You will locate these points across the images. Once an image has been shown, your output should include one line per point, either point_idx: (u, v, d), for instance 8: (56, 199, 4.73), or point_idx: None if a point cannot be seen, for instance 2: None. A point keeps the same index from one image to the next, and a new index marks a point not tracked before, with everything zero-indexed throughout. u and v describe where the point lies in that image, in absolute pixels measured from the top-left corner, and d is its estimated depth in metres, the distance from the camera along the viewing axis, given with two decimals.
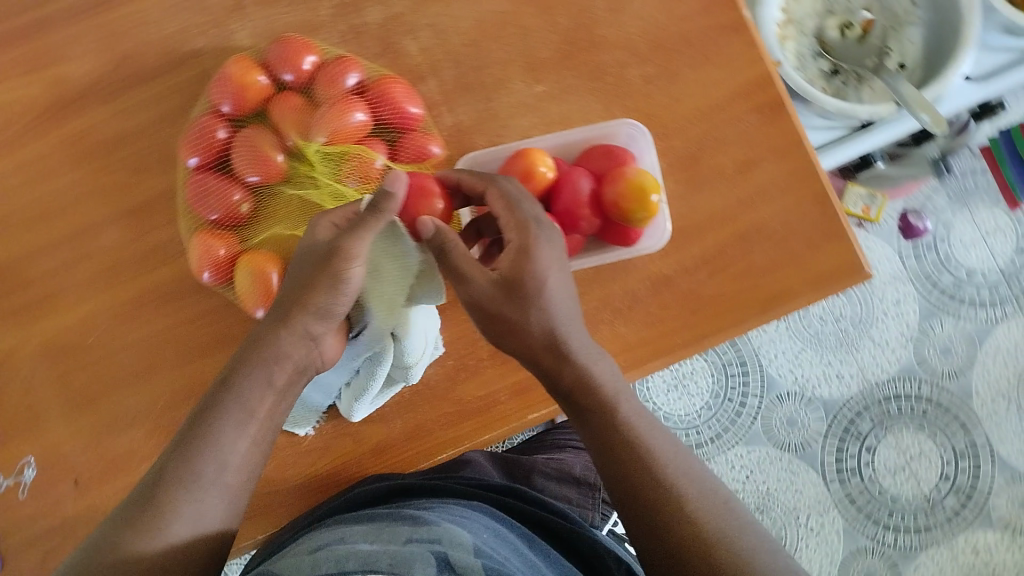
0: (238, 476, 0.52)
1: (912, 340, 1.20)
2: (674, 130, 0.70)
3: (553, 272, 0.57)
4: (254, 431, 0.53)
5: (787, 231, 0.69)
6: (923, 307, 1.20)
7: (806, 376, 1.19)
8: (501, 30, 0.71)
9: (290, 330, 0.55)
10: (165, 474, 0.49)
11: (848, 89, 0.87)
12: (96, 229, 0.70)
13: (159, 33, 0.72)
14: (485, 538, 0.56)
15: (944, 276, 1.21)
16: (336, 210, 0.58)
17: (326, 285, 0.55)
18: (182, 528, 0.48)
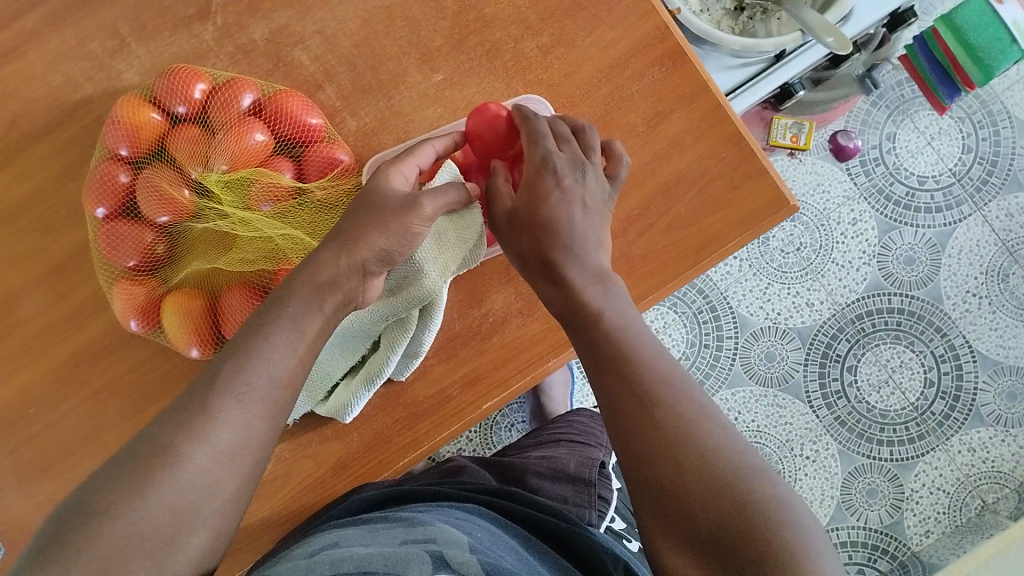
0: (241, 461, 0.47)
1: (875, 256, 1.20)
2: (580, 96, 0.69)
3: (574, 209, 0.56)
4: (260, 413, 0.49)
5: (709, 176, 0.68)
6: (880, 222, 1.20)
7: (776, 310, 1.19)
8: (390, 25, 0.70)
9: (347, 263, 0.54)
10: (172, 428, 0.47)
11: (755, 23, 0.86)
12: (18, 297, 0.69)
13: (45, 87, 0.70)
14: (482, 538, 0.57)
15: (896, 187, 1.21)
16: (410, 159, 0.59)
17: (399, 231, 0.55)
18: (176, 490, 0.45)
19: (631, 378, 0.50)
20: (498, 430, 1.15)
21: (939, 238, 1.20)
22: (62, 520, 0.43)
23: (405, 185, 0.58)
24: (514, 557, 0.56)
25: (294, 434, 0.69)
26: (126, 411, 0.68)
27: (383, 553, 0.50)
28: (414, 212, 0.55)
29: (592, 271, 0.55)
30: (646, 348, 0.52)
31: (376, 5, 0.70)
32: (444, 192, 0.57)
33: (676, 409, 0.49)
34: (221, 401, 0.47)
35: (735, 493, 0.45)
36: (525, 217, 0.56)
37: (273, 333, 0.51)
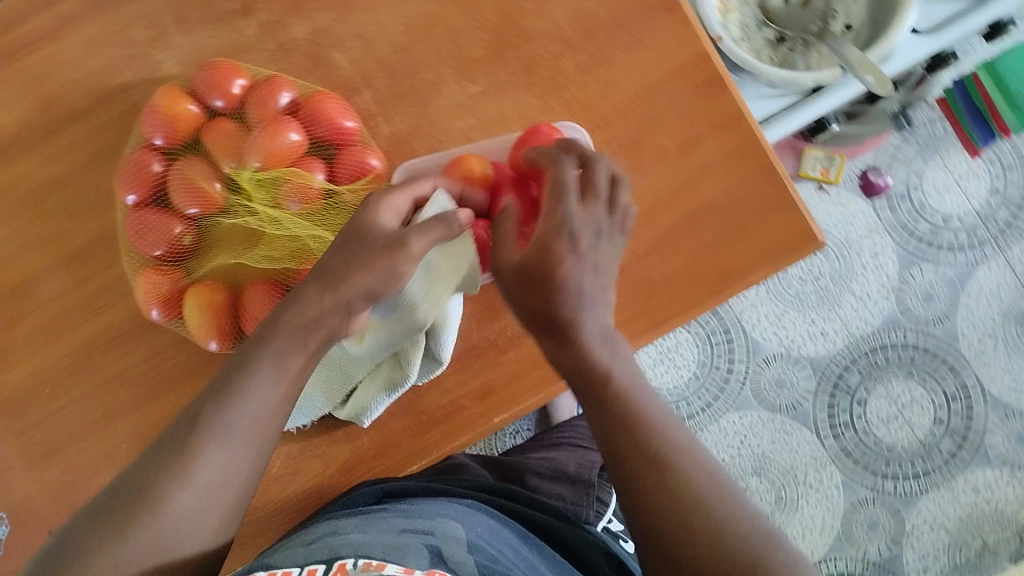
0: (233, 476, 0.49)
1: (894, 290, 1.19)
2: (615, 117, 0.69)
3: (586, 275, 0.51)
4: (259, 431, 0.50)
5: (737, 207, 0.68)
6: (901, 256, 1.20)
7: (791, 337, 1.19)
8: (430, 32, 0.70)
9: (334, 295, 0.53)
10: (157, 466, 0.48)
11: (795, 55, 0.85)
12: (36, 280, 0.69)
13: (83, 70, 0.70)
14: (479, 530, 0.57)
15: (921, 224, 1.20)
16: (398, 193, 0.57)
17: (383, 271, 0.54)
18: (160, 531, 0.46)
19: (640, 437, 0.49)
20: (504, 437, 1.16)
21: (960, 277, 1.19)
22: (76, 531, 0.46)
23: (393, 223, 0.56)
24: (508, 547, 0.57)
25: (305, 434, 0.69)
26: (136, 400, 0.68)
27: (383, 539, 0.49)
28: (400, 253, 0.54)
29: (597, 308, 0.52)
30: (653, 401, 0.51)
31: (418, 12, 0.70)
32: (432, 225, 0.55)
33: (686, 467, 0.48)
34: (222, 417, 0.49)
35: (743, 557, 0.45)
36: (536, 276, 0.50)
37: (274, 350, 0.52)
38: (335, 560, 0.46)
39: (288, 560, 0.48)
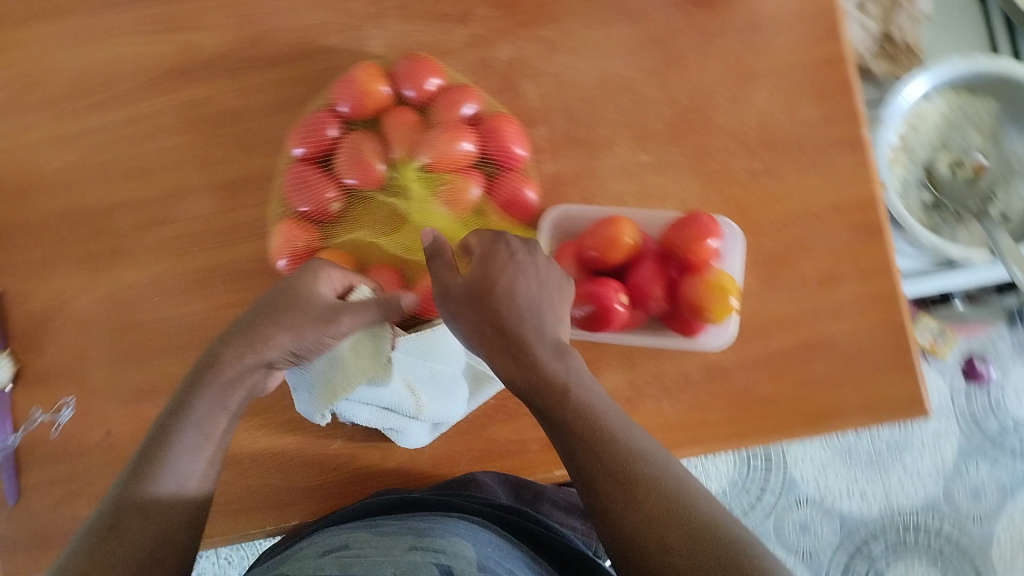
0: (221, 427, 0.56)
1: (944, 476, 1.15)
2: (767, 228, 0.70)
3: (530, 285, 0.55)
4: (235, 399, 0.58)
5: (856, 352, 0.68)
6: (962, 446, 1.15)
7: (829, 488, 1.16)
8: (621, 93, 0.73)
9: (257, 353, 0.58)
10: (169, 436, 0.53)
11: (944, 226, 0.87)
12: (185, 194, 0.72)
13: (297, 23, 0.74)
14: (490, 551, 0.56)
15: (990, 421, 1.16)
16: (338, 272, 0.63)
17: (309, 337, 0.60)
18: (180, 478, 0.52)
19: (599, 455, 0.50)
20: None
21: (1013, 483, 1.14)
22: (114, 493, 0.51)
23: (326, 295, 0.62)
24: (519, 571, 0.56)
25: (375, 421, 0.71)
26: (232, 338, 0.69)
27: (396, 560, 0.51)
28: (331, 326, 0.60)
29: (554, 350, 0.53)
30: (614, 417, 0.52)
31: (616, 72, 0.73)
32: (367, 308, 0.62)
33: (646, 475, 0.49)
34: (204, 387, 0.56)
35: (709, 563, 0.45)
36: (477, 292, 0.55)
37: (255, 348, 0.58)
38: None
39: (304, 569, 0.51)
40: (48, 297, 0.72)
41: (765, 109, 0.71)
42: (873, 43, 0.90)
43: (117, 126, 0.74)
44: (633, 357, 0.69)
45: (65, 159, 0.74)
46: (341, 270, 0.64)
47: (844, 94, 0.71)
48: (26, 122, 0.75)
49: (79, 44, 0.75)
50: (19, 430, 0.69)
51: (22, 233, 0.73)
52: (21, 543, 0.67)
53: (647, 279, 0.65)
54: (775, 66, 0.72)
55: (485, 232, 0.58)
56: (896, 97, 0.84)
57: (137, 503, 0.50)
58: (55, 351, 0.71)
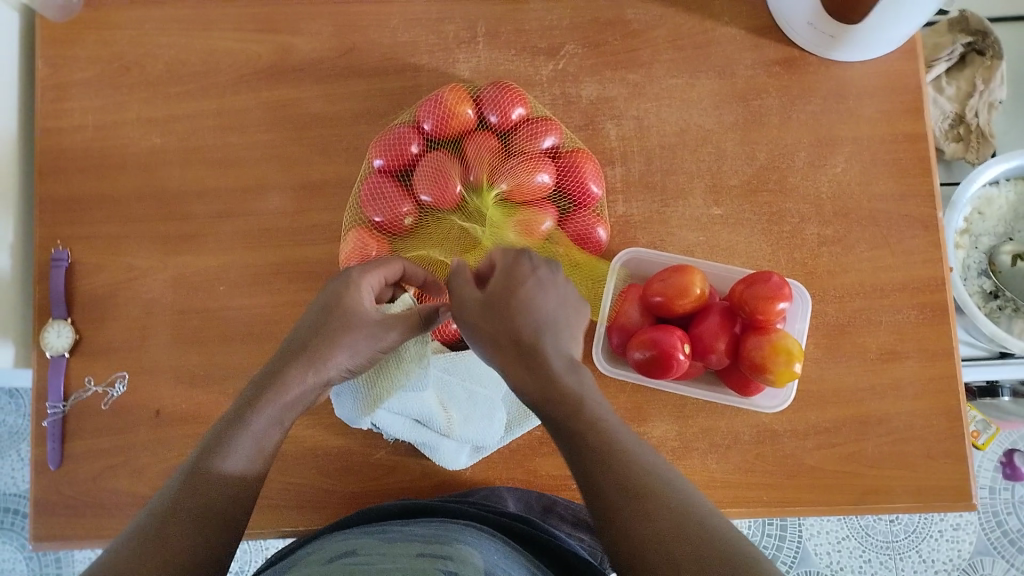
0: (277, 436, 0.53)
1: (959, 570, 1.05)
2: (832, 296, 0.70)
3: (549, 300, 0.50)
4: (292, 413, 0.54)
5: (908, 432, 0.68)
6: (980, 541, 1.05)
7: (841, 565, 1.05)
8: (700, 145, 0.73)
9: (315, 373, 0.55)
10: (233, 429, 0.51)
11: (1002, 316, 0.88)
12: (262, 192, 0.75)
13: (391, 39, 0.76)
14: (499, 558, 0.51)
15: (1012, 519, 1.06)
16: (375, 273, 0.59)
17: (366, 352, 0.57)
18: (243, 464, 0.50)
19: (611, 470, 0.45)
20: None
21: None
22: (185, 469, 0.49)
23: (369, 304, 0.57)
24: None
25: None
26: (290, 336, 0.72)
27: (402, 566, 0.46)
28: (383, 339, 0.57)
29: (567, 365, 0.49)
30: (628, 435, 0.47)
31: (698, 123, 0.73)
32: (391, 267, 0.60)
33: (664, 493, 0.43)
34: (270, 389, 0.53)
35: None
36: (498, 302, 0.49)
37: (315, 366, 0.55)
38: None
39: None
40: (120, 272, 0.75)
41: (843, 178, 0.72)
42: (945, 124, 0.91)
43: (204, 118, 0.77)
44: (684, 408, 0.69)
45: (151, 142, 0.77)
46: (381, 265, 0.59)
47: (922, 174, 0.71)
48: (118, 101, 0.78)
49: (178, 32, 0.78)
50: (69, 398, 0.73)
51: (102, 207, 0.76)
52: (59, 507, 0.71)
53: (711, 332, 0.65)
54: (856, 137, 0.72)
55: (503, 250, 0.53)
56: (966, 183, 0.84)
57: (207, 478, 0.48)
58: (119, 326, 0.74)
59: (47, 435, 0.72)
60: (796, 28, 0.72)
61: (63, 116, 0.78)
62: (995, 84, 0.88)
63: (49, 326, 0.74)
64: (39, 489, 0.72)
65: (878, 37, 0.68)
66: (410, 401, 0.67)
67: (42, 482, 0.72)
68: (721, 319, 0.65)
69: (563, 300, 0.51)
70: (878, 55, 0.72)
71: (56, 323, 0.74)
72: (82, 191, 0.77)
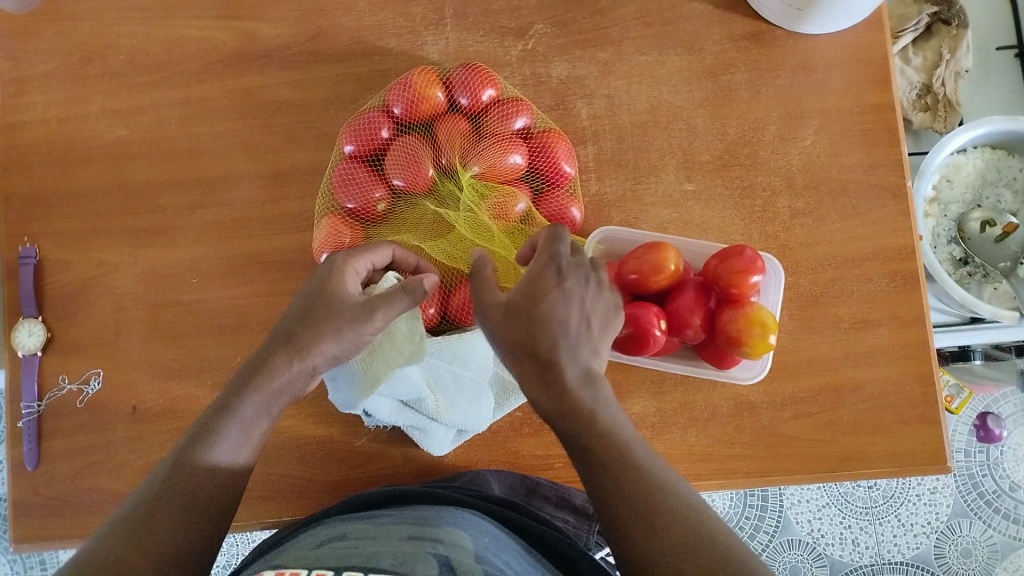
0: (263, 426, 0.53)
1: (937, 532, 1.07)
2: (805, 268, 0.71)
3: (573, 312, 0.49)
4: (280, 403, 0.54)
5: (883, 400, 0.69)
6: (957, 504, 1.07)
7: (822, 532, 1.07)
8: (671, 122, 0.73)
9: (301, 362, 0.54)
10: (217, 419, 0.51)
11: (972, 282, 0.89)
12: (232, 182, 0.74)
13: (358, 23, 0.75)
14: (488, 540, 0.51)
15: (986, 481, 1.08)
16: (361, 257, 0.58)
17: (351, 339, 0.54)
18: (227, 454, 0.50)
19: (621, 490, 0.46)
20: None
21: (1005, 547, 1.06)
22: (171, 459, 0.50)
23: (352, 286, 0.57)
24: (520, 565, 0.51)
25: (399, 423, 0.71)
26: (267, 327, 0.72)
27: (392, 550, 0.47)
28: (365, 325, 0.54)
29: (586, 376, 0.48)
30: (643, 448, 0.47)
31: (668, 99, 0.73)
32: (379, 251, 0.60)
33: (675, 515, 0.44)
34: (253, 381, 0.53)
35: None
36: (520, 310, 0.49)
37: (299, 353, 0.54)
38: (344, 569, 0.45)
39: (299, 561, 0.47)
40: (90, 267, 0.75)
41: (812, 150, 0.72)
42: (913, 94, 0.91)
43: (170, 108, 0.76)
44: (662, 384, 0.69)
45: (117, 135, 0.76)
46: (367, 250, 0.59)
47: (890, 144, 0.72)
48: (80, 94, 0.77)
49: (140, 22, 0.77)
50: (44, 397, 0.73)
51: (70, 203, 0.76)
52: (37, 507, 0.71)
53: (686, 306, 0.65)
54: (825, 108, 0.73)
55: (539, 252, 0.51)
56: (935, 151, 0.85)
57: (191, 470, 0.49)
58: (92, 323, 0.74)
59: (22, 435, 0.72)
60: (765, 3, 0.72)
61: (25, 111, 0.77)
62: (961, 53, 0.89)
63: (20, 326, 0.73)
64: (16, 489, 0.72)
65: (848, 10, 0.68)
66: (397, 384, 0.65)
67: (20, 483, 0.72)
68: (697, 294, 0.66)
69: (597, 316, 0.50)
70: (845, 27, 0.73)
71: (27, 322, 0.73)
72: (48, 187, 0.76)
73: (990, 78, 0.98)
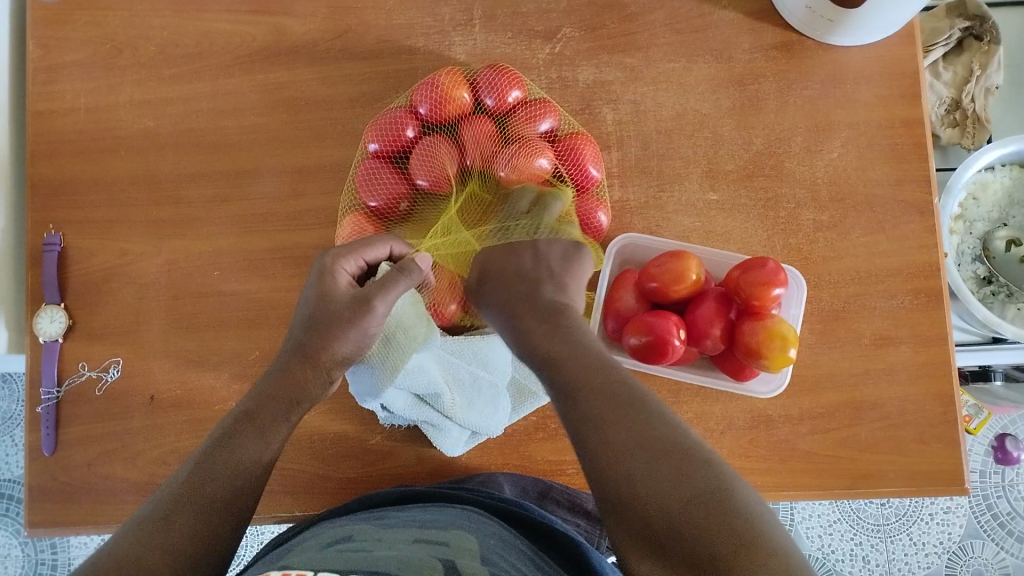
0: (285, 429, 0.57)
1: (949, 553, 1.05)
2: (827, 282, 0.70)
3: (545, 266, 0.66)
4: (296, 409, 0.59)
5: (902, 418, 0.68)
6: (970, 524, 1.06)
7: (833, 548, 1.06)
8: (697, 130, 0.73)
9: (314, 368, 0.61)
10: (236, 424, 0.55)
11: (995, 301, 0.88)
12: (255, 176, 0.74)
13: (386, 22, 0.75)
14: (496, 545, 0.51)
15: (1001, 503, 1.07)
16: (347, 258, 0.63)
17: (358, 334, 0.61)
18: (244, 451, 0.53)
19: (608, 442, 0.46)
20: None
21: (1018, 570, 1.05)
22: (198, 457, 0.53)
23: (347, 287, 0.62)
24: (529, 566, 0.50)
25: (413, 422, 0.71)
26: (286, 322, 0.72)
27: (399, 554, 0.47)
28: (366, 316, 0.61)
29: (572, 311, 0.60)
30: (630, 395, 0.49)
31: (695, 107, 0.73)
32: (374, 247, 0.63)
33: (660, 449, 0.45)
34: (271, 393, 0.58)
35: (721, 524, 0.40)
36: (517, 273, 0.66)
37: (315, 360, 0.61)
38: (350, 573, 0.44)
39: (306, 563, 0.47)
40: (113, 256, 0.75)
41: (839, 163, 0.72)
42: (942, 109, 0.91)
43: (197, 100, 0.76)
44: (679, 393, 0.69)
45: (144, 125, 0.76)
46: (361, 250, 0.63)
47: (918, 160, 0.71)
48: (109, 83, 0.77)
49: (170, 13, 0.77)
50: (63, 383, 0.73)
51: (95, 191, 0.76)
52: (53, 493, 0.71)
53: (705, 317, 0.65)
54: (853, 122, 0.72)
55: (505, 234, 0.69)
56: (962, 168, 0.85)
57: (210, 467, 0.51)
58: (112, 311, 0.74)
59: (41, 420, 0.72)
60: (798, 14, 0.71)
61: (54, 99, 0.77)
62: (992, 69, 0.88)
63: (42, 312, 0.74)
64: (32, 475, 0.72)
65: (880, 22, 0.68)
66: (417, 375, 0.65)
67: (36, 468, 0.72)
68: (719, 304, 0.65)
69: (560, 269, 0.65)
70: (876, 40, 0.72)
71: (48, 308, 0.74)
72: (73, 175, 0.76)
73: (1020, 96, 0.97)
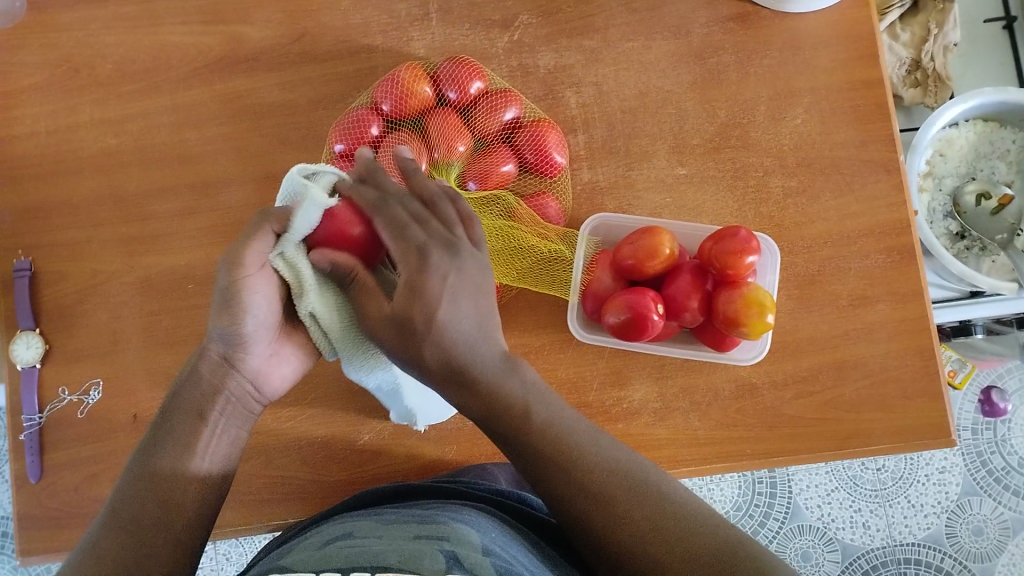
0: (226, 430, 0.53)
1: (948, 511, 1.06)
2: (800, 247, 0.70)
3: (450, 302, 0.48)
4: (216, 408, 0.52)
5: (883, 375, 0.68)
6: (966, 482, 1.07)
7: (833, 516, 1.06)
8: (661, 107, 0.73)
9: (207, 358, 0.53)
10: (166, 421, 0.52)
11: (970, 255, 0.89)
12: (222, 186, 0.74)
13: (343, 22, 0.76)
14: (495, 534, 0.51)
15: (995, 458, 1.07)
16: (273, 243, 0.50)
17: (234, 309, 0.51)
18: (170, 458, 0.50)
19: (574, 476, 0.48)
20: None
21: (1017, 524, 1.05)
22: (131, 466, 0.51)
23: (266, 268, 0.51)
24: (526, 556, 0.50)
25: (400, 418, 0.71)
26: None
27: (398, 547, 0.47)
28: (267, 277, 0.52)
29: (480, 333, 0.49)
30: (582, 435, 0.50)
31: (657, 84, 0.73)
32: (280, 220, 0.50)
33: (621, 471, 0.48)
34: (185, 395, 0.52)
35: (654, 507, 0.46)
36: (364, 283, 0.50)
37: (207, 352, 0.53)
38: (351, 570, 0.44)
39: (307, 562, 0.47)
40: (86, 278, 0.75)
41: (803, 129, 0.72)
42: (902, 71, 0.92)
43: (159, 115, 0.76)
44: (663, 368, 0.69)
45: (106, 143, 0.76)
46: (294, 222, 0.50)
47: (881, 120, 0.72)
48: (68, 105, 0.77)
49: (126, 30, 0.77)
50: (46, 408, 0.73)
51: (62, 214, 0.76)
52: (42, 521, 0.71)
53: (682, 291, 0.65)
54: (814, 86, 0.73)
55: (401, 247, 0.49)
56: (926, 126, 0.85)
57: (148, 472, 0.50)
58: (89, 332, 0.74)
59: (25, 448, 0.72)
60: None
61: (14, 125, 0.77)
62: (949, 27, 0.89)
63: (18, 338, 0.73)
64: (20, 504, 0.71)
65: None
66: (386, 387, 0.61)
67: (24, 496, 0.71)
68: (694, 282, 0.65)
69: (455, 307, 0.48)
70: (829, 4, 0.73)
71: (24, 335, 0.73)
72: (41, 200, 0.76)
73: (979, 52, 0.97)
